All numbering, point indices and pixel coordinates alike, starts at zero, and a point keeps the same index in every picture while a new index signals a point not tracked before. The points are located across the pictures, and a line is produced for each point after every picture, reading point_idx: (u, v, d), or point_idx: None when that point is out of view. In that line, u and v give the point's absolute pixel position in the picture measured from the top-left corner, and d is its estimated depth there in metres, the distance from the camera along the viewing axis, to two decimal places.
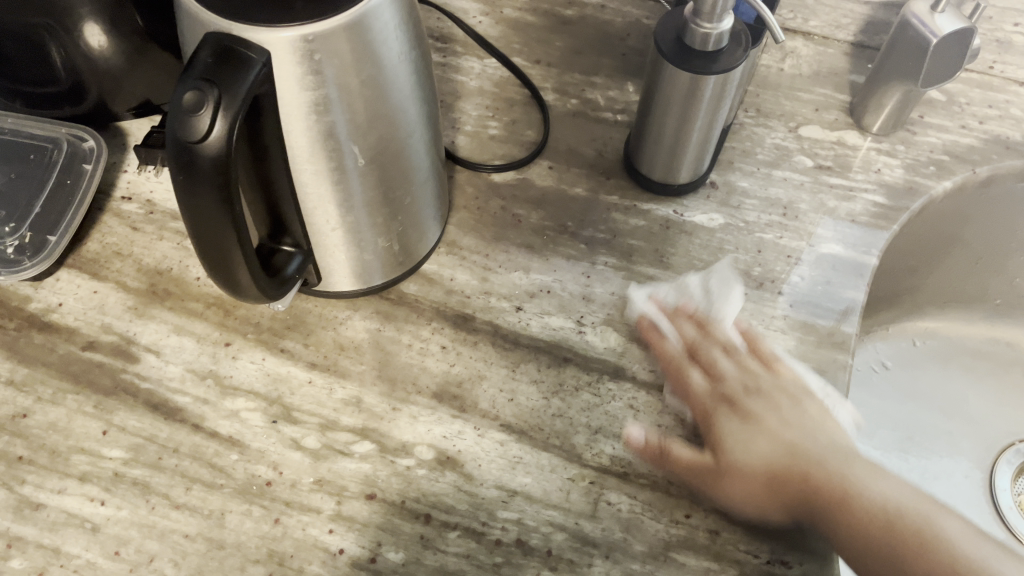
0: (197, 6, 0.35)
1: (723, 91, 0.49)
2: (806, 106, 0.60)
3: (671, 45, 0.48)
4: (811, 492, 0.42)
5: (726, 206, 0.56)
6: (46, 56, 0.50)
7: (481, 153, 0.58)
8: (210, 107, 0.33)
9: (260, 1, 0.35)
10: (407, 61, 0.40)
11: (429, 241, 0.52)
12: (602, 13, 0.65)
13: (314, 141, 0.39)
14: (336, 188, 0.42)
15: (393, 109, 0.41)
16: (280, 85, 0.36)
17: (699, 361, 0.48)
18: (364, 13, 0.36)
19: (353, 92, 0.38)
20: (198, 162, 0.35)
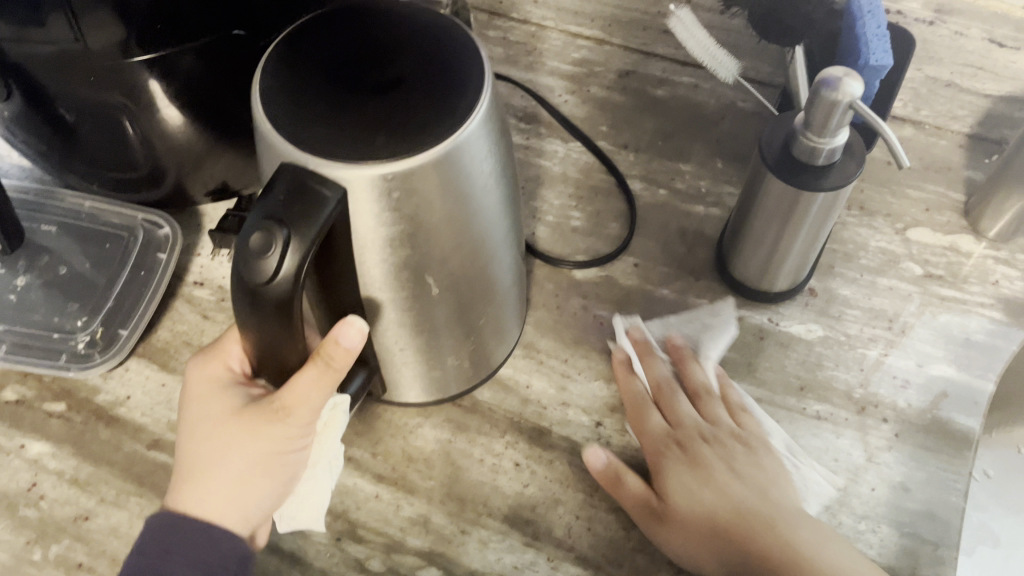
0: (275, 135, 0.33)
1: (833, 206, 0.45)
2: (915, 205, 0.56)
3: (776, 154, 0.45)
4: (727, 530, 0.41)
5: (826, 315, 0.52)
6: (124, 138, 0.48)
7: (563, 247, 0.55)
8: (278, 246, 0.31)
9: (340, 131, 0.32)
10: (492, 184, 0.37)
11: (507, 347, 0.49)
12: (695, 93, 0.61)
13: (390, 270, 0.36)
14: (409, 313, 0.39)
15: (476, 235, 0.38)
16: (357, 219, 0.34)
17: (682, 453, 0.45)
18: (451, 148, 0.33)
19: (432, 224, 0.35)
20: (264, 300, 0.32)
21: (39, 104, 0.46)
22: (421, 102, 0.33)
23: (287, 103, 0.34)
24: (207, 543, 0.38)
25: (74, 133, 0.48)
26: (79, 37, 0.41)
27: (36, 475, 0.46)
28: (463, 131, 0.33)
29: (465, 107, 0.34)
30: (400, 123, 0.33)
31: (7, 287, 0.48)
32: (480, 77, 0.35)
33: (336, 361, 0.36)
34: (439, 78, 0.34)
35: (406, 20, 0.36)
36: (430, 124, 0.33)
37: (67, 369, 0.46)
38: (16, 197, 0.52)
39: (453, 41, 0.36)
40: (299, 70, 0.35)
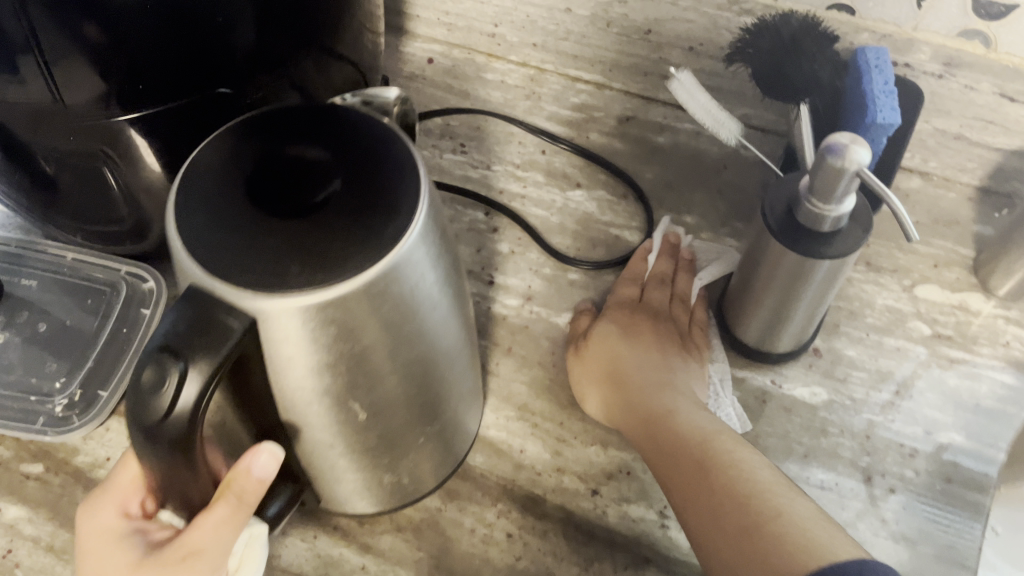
0: (178, 247, 0.27)
1: (839, 272, 0.44)
2: (923, 261, 0.54)
3: (779, 217, 0.43)
4: (618, 386, 0.47)
5: (830, 377, 0.50)
6: (106, 188, 0.46)
7: (560, 302, 0.53)
8: (175, 378, 0.25)
9: (255, 246, 0.27)
10: (441, 295, 0.32)
11: (469, 431, 0.46)
12: (697, 140, 0.60)
13: (321, 403, 0.31)
14: (348, 442, 0.34)
15: (420, 358, 0.32)
16: (275, 351, 0.28)
17: (626, 313, 0.51)
18: (392, 266, 0.28)
19: (363, 356, 0.30)
20: (160, 445, 0.26)
21: (18, 154, 0.44)
22: (345, 219, 0.28)
23: (195, 212, 0.28)
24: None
25: (56, 185, 0.46)
26: (58, 96, 0.39)
27: (11, 542, 0.43)
28: (393, 255, 0.28)
29: (399, 227, 0.28)
30: (317, 245, 0.27)
31: None
32: (417, 190, 0.29)
33: (248, 495, 0.32)
34: (369, 189, 0.29)
35: (342, 118, 0.31)
36: (352, 250, 0.27)
37: (44, 432, 0.45)
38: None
39: (391, 144, 0.30)
40: (213, 169, 0.29)
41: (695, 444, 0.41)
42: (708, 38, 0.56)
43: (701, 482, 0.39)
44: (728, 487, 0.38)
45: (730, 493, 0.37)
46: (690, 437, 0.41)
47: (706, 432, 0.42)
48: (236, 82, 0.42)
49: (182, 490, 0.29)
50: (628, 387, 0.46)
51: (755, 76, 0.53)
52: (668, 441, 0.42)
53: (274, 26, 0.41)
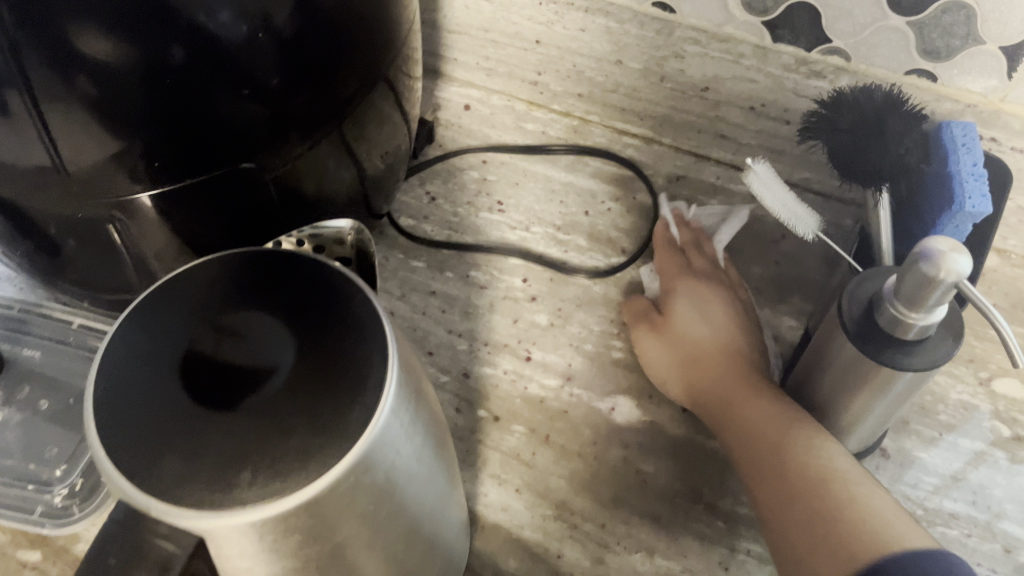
0: (105, 469, 0.25)
1: (921, 383, 0.39)
2: (1001, 351, 0.50)
3: (857, 317, 0.39)
4: (697, 369, 0.46)
5: (899, 483, 0.46)
6: (114, 253, 0.42)
7: (602, 384, 0.49)
8: None
9: (191, 462, 0.25)
10: (417, 463, 0.30)
11: (456, 560, 0.40)
12: (753, 205, 0.56)
13: None
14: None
15: (397, 531, 0.31)
16: (231, 564, 0.26)
17: (687, 284, 0.50)
18: (360, 458, 0.26)
19: (336, 552, 0.28)
20: None
21: (19, 219, 0.41)
22: (293, 409, 0.26)
23: (123, 409, 0.26)
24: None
25: (61, 251, 0.43)
26: (57, 158, 0.35)
27: None
28: (361, 447, 0.26)
29: (362, 412, 0.26)
30: (269, 444, 0.25)
31: None
32: (381, 361, 0.28)
33: None
34: (322, 366, 0.27)
35: (285, 280, 0.29)
36: (311, 448, 0.26)
37: (42, 524, 0.41)
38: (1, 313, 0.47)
39: (345, 305, 0.29)
40: (141, 353, 0.27)
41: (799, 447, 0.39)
42: (773, 97, 0.53)
43: (775, 461, 0.39)
44: (808, 469, 0.38)
45: (806, 474, 0.38)
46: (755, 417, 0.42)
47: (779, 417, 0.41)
48: (263, 146, 0.39)
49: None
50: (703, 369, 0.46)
51: (835, 156, 0.42)
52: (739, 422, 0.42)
53: (306, 81, 0.38)
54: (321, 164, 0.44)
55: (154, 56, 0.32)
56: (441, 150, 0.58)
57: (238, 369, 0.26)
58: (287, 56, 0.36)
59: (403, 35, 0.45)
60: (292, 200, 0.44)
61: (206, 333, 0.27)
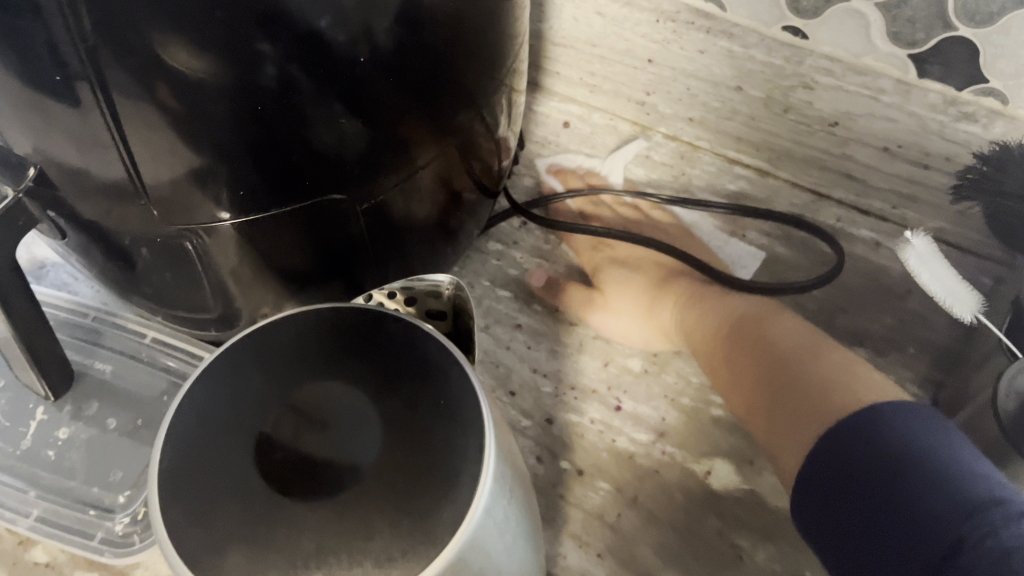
0: (167, 554, 0.23)
1: None
2: None
3: (1012, 413, 0.35)
4: (683, 316, 0.48)
5: None
6: (190, 273, 0.40)
7: (700, 445, 0.45)
8: None
9: (259, 562, 0.22)
10: (511, 560, 0.27)
11: None
12: (876, 254, 0.50)
13: None
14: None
15: None
16: None
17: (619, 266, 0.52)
18: (450, 564, 0.23)
19: None
20: None
21: (96, 235, 0.39)
22: (377, 505, 0.23)
23: (192, 497, 0.23)
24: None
25: (135, 263, 0.40)
26: (137, 177, 0.33)
27: None
28: (452, 555, 0.23)
29: (457, 512, 0.23)
30: (349, 545, 0.22)
31: (47, 440, 0.41)
32: (475, 455, 0.24)
33: None
34: (411, 452, 0.24)
35: (371, 350, 0.26)
36: (392, 556, 0.22)
37: (101, 552, 0.39)
38: (75, 322, 0.45)
39: (439, 386, 0.25)
40: (210, 433, 0.24)
41: (806, 380, 0.40)
42: (913, 140, 0.46)
43: (784, 387, 0.41)
44: (816, 387, 0.39)
45: (817, 392, 0.39)
46: (753, 337, 0.45)
47: (777, 334, 0.44)
48: (354, 169, 0.36)
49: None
50: (693, 314, 0.48)
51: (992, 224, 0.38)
52: (752, 346, 0.44)
53: (405, 106, 0.35)
54: (414, 193, 0.41)
55: (246, 80, 0.29)
56: (536, 170, 0.56)
57: (319, 451, 0.23)
58: (392, 78, 0.33)
59: (509, 54, 0.41)
60: (381, 228, 0.41)
61: (287, 413, 0.24)
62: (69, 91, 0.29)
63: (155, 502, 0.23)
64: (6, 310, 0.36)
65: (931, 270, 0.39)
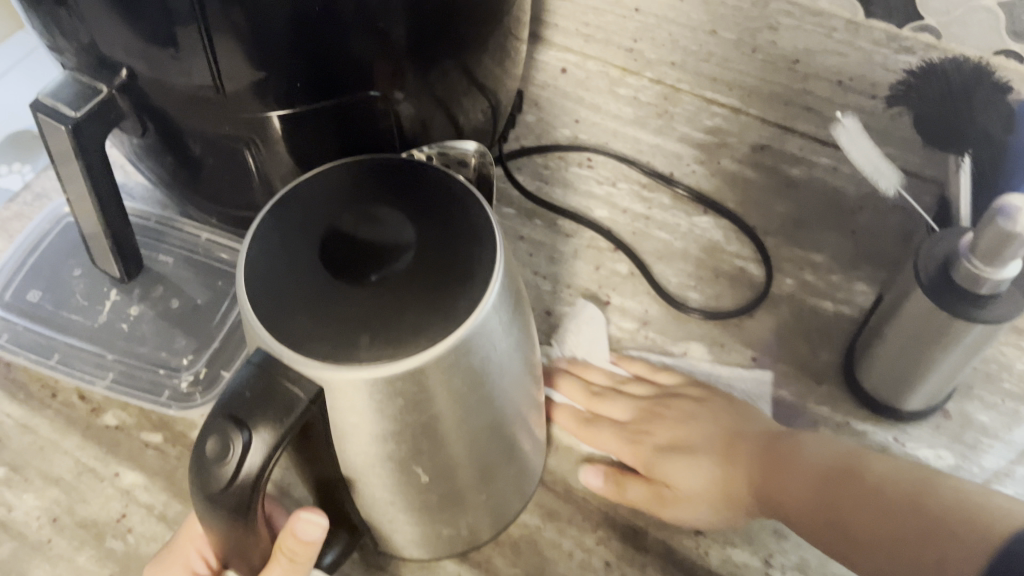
0: (253, 316, 0.30)
1: (993, 335, 0.41)
2: None
3: (932, 273, 0.41)
4: (769, 492, 0.44)
5: (959, 442, 0.48)
6: (244, 172, 0.47)
7: (676, 332, 0.52)
8: (234, 453, 0.28)
9: (321, 325, 0.29)
10: (509, 364, 0.34)
11: (529, 483, 0.45)
12: (833, 177, 0.58)
13: (383, 466, 0.33)
14: (407, 500, 0.35)
15: (487, 423, 0.34)
16: (341, 419, 0.30)
17: (630, 436, 0.48)
18: (462, 339, 0.30)
19: (433, 424, 0.32)
20: (221, 500, 0.29)
21: (166, 139, 0.46)
22: (412, 288, 0.30)
23: (274, 279, 0.31)
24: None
25: (199, 166, 0.47)
26: (219, 86, 0.40)
27: (126, 507, 0.47)
28: (465, 330, 0.30)
29: (470, 302, 0.30)
30: (391, 315, 0.29)
31: (120, 316, 0.49)
32: (488, 262, 0.31)
33: (298, 557, 0.32)
34: (440, 255, 0.31)
35: (413, 187, 0.33)
36: (423, 323, 0.29)
37: (168, 406, 0.46)
38: (140, 224, 0.53)
39: (464, 213, 0.33)
40: (289, 234, 0.32)
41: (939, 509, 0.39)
42: None
43: (912, 508, 0.39)
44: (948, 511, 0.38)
45: (953, 509, 0.38)
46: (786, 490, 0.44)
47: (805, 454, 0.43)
48: (386, 79, 0.43)
49: (242, 551, 0.32)
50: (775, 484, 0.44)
51: (918, 122, 0.47)
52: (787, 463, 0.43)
53: (431, 28, 0.42)
54: (433, 111, 0.48)
55: None
56: (536, 109, 0.62)
57: (372, 247, 0.31)
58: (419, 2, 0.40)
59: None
60: (407, 141, 0.48)
61: (348, 222, 0.31)
62: (166, 21, 0.36)
63: (246, 281, 0.31)
64: (97, 200, 0.44)
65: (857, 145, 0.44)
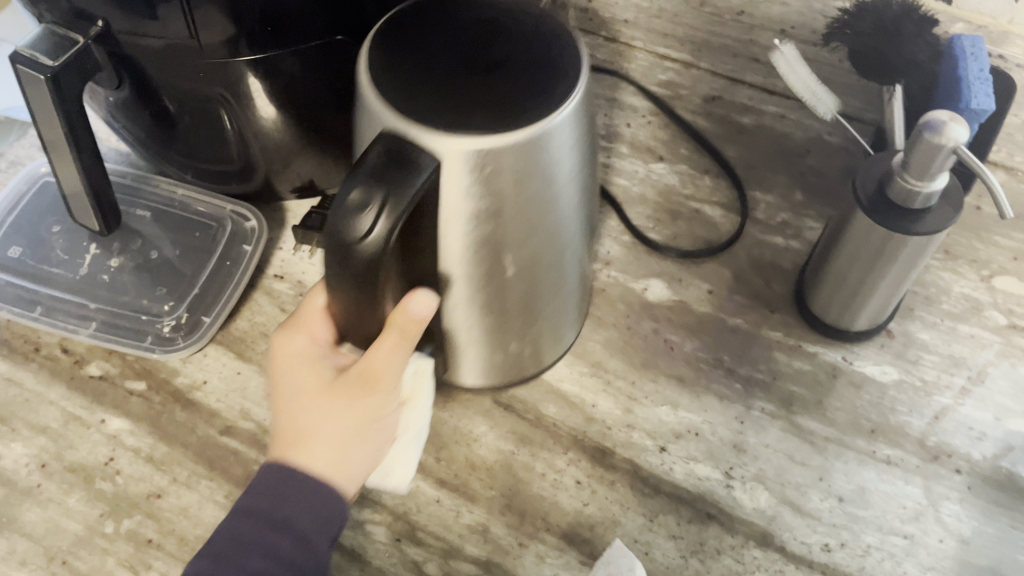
0: (377, 100, 0.33)
1: (925, 248, 0.44)
2: (1003, 253, 0.55)
3: (869, 194, 0.44)
4: None
5: (902, 358, 0.51)
6: (219, 128, 0.49)
7: (638, 270, 0.55)
8: (372, 209, 0.31)
9: (436, 107, 0.33)
10: (577, 177, 0.38)
11: (566, 335, 0.49)
12: (781, 122, 0.61)
13: (471, 259, 0.37)
14: (475, 295, 0.39)
15: (559, 224, 0.38)
16: (445, 202, 0.34)
17: None
18: (554, 123, 0.33)
19: (520, 208, 0.35)
20: (351, 259, 0.32)
21: (141, 95, 0.47)
22: (515, 83, 0.34)
23: (392, 77, 0.34)
24: (316, 504, 0.38)
25: (173, 121, 0.49)
26: (195, 35, 0.41)
27: (114, 450, 0.48)
28: (558, 115, 0.33)
29: (562, 94, 0.34)
30: (496, 100, 0.33)
31: (101, 268, 0.50)
32: (575, 68, 0.35)
33: (409, 330, 0.36)
34: (536, 61, 0.35)
35: (506, 12, 0.37)
36: (525, 107, 0.33)
37: (152, 350, 0.48)
38: (115, 180, 0.54)
39: (551, 34, 0.36)
40: (403, 46, 0.36)
41: None
42: None
43: None
44: None
45: None
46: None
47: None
48: (350, 29, 0.45)
49: (360, 314, 0.36)
50: None
51: (853, 52, 0.60)
52: None
53: None
54: None
55: None
56: None
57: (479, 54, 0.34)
58: None
59: None
60: None
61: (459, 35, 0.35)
62: None
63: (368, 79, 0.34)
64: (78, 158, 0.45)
65: (796, 73, 0.47)
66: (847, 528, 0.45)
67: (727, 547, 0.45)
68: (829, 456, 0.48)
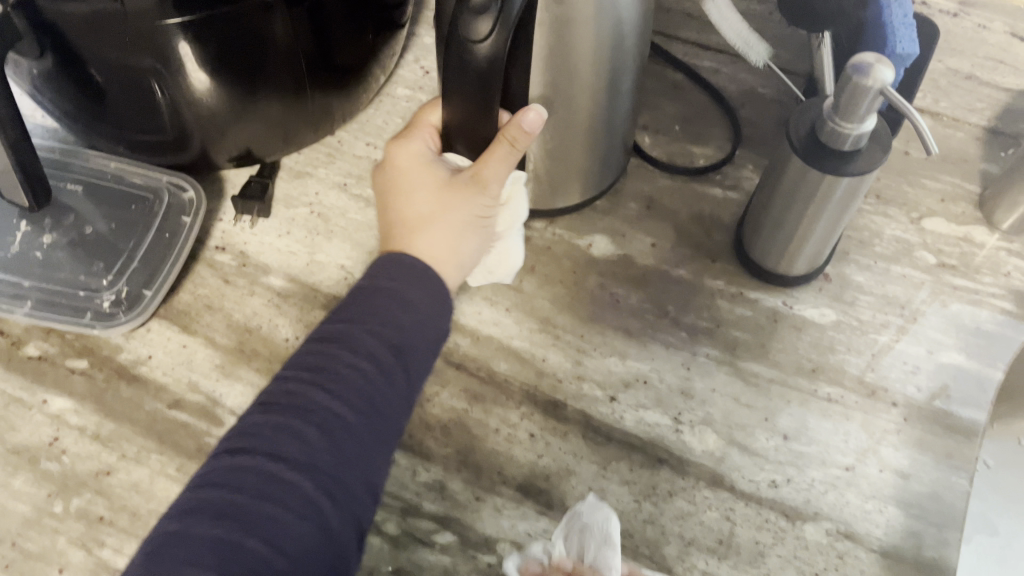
0: None
1: (858, 190, 0.45)
2: (931, 195, 0.57)
3: (803, 139, 0.45)
4: None
5: (839, 300, 0.53)
6: (151, 100, 0.48)
7: (582, 227, 0.56)
8: (490, 17, 0.35)
9: None
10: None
11: (614, 168, 0.55)
12: (715, 77, 0.62)
13: (542, 62, 0.43)
14: (546, 88, 0.45)
15: (616, 32, 0.44)
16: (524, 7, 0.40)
17: None
18: None
19: (583, 13, 0.41)
20: (467, 64, 0.36)
21: (67, 66, 0.46)
22: None
23: None
24: (433, 291, 0.39)
25: (103, 95, 0.48)
26: None
27: (58, 430, 0.47)
28: None
29: None
30: None
31: (33, 245, 0.49)
32: None
33: (519, 142, 0.39)
34: None
35: None
36: None
37: (92, 326, 0.47)
38: (43, 156, 0.53)
39: None
40: None
41: None
42: None
43: None
44: None
45: None
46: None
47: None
48: None
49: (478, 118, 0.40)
50: None
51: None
52: None
53: None
54: (333, 30, 0.49)
55: None
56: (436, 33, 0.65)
57: None
58: None
59: None
60: (310, 58, 0.49)
61: None
62: None
63: None
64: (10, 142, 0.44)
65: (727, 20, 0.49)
66: (793, 464, 0.47)
67: (678, 490, 0.46)
68: (773, 397, 0.49)
